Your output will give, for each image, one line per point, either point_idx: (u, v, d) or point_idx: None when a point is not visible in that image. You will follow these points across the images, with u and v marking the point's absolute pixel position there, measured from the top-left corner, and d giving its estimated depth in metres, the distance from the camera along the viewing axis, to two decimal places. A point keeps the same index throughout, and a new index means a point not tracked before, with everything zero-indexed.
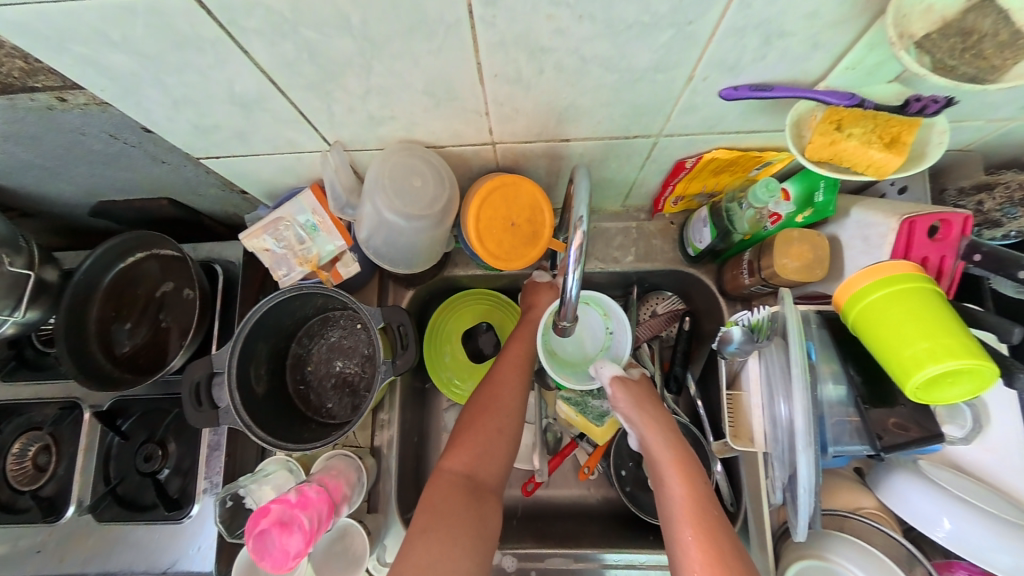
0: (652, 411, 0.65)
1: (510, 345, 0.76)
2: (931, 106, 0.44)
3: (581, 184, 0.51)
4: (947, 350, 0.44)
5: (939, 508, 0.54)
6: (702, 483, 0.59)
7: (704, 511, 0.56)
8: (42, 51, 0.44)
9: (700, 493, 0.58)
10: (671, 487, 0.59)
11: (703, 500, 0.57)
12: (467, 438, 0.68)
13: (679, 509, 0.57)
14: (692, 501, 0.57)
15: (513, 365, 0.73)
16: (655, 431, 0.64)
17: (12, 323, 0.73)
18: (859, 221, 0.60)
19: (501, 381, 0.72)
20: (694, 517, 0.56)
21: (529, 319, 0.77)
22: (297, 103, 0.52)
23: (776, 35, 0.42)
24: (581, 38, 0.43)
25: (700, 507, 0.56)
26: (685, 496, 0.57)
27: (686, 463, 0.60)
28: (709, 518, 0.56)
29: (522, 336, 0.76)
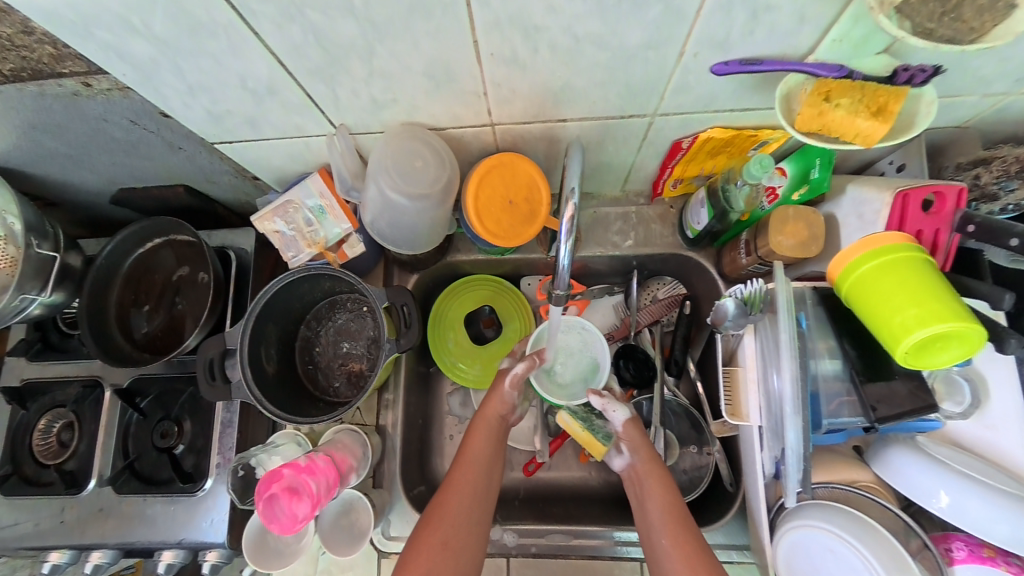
0: (641, 440, 0.67)
1: (467, 441, 0.68)
2: (918, 75, 0.45)
3: (575, 158, 0.53)
4: (934, 314, 0.45)
5: (936, 482, 0.54)
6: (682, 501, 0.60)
7: (686, 530, 0.57)
8: (72, 37, 0.47)
9: (680, 512, 0.59)
10: (652, 502, 0.61)
11: (682, 517, 0.59)
12: (416, 555, 0.57)
13: (658, 525, 0.59)
14: (672, 514, 0.59)
15: (469, 466, 0.65)
16: (642, 452, 0.66)
17: (38, 304, 0.77)
18: (854, 198, 0.60)
19: (453, 484, 0.63)
20: (677, 534, 0.57)
21: (486, 412, 0.70)
22: (305, 88, 0.54)
23: (764, 8, 0.43)
24: (572, 15, 0.44)
25: (682, 526, 0.58)
26: (664, 507, 0.59)
27: (667, 483, 0.62)
28: (689, 536, 0.57)
29: (479, 433, 0.68)
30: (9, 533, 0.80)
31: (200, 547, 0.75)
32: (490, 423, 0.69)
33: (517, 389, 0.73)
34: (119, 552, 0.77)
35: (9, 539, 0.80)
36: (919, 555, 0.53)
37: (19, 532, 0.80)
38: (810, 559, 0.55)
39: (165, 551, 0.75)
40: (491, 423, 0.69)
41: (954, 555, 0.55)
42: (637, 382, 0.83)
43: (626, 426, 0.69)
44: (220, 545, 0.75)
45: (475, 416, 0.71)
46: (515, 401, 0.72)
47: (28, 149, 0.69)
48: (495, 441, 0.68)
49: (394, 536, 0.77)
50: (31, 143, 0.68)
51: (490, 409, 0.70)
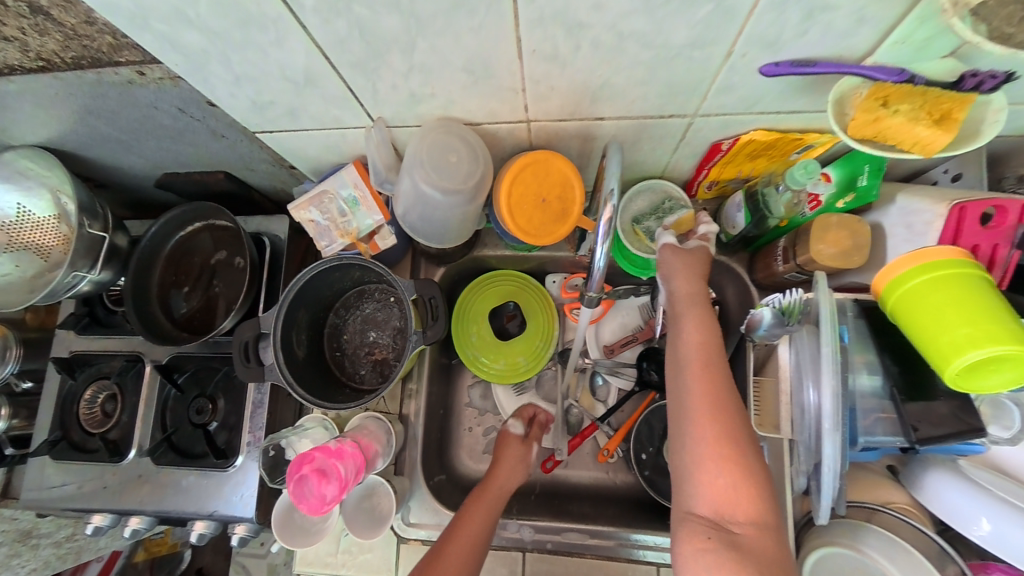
0: (687, 310, 0.58)
1: (470, 507, 0.69)
2: (988, 81, 0.43)
3: (614, 158, 0.52)
4: (989, 336, 0.42)
5: (977, 507, 0.52)
6: (731, 381, 0.52)
7: (730, 418, 0.50)
8: (130, 29, 0.49)
9: (727, 397, 0.51)
10: (686, 341, 0.56)
11: (725, 399, 0.51)
12: None
13: (695, 401, 0.51)
14: (704, 356, 0.54)
15: (468, 532, 0.66)
16: (684, 290, 0.60)
17: (88, 281, 0.82)
18: (903, 208, 0.58)
19: (449, 549, 0.64)
20: (721, 417, 0.49)
21: (495, 480, 0.73)
22: (346, 81, 0.55)
23: (822, 8, 0.41)
24: (619, 12, 0.44)
25: (725, 412, 0.50)
26: (697, 347, 0.55)
27: (713, 360, 0.54)
28: (735, 424, 0.49)
29: (484, 501, 0.70)
30: (57, 493, 0.85)
31: (229, 521, 0.79)
32: (497, 493, 0.71)
33: (525, 465, 0.76)
34: (155, 519, 0.82)
35: (57, 499, 0.85)
36: None
37: (66, 493, 0.85)
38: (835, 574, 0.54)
39: (197, 520, 0.79)
40: (496, 491, 0.71)
41: None
42: (660, 385, 0.84)
43: (665, 249, 0.64)
44: (248, 520, 0.78)
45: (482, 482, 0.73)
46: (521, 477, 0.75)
47: (83, 133, 0.73)
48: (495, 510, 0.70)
49: (414, 523, 0.78)
50: (86, 128, 0.71)
51: (500, 477, 0.73)
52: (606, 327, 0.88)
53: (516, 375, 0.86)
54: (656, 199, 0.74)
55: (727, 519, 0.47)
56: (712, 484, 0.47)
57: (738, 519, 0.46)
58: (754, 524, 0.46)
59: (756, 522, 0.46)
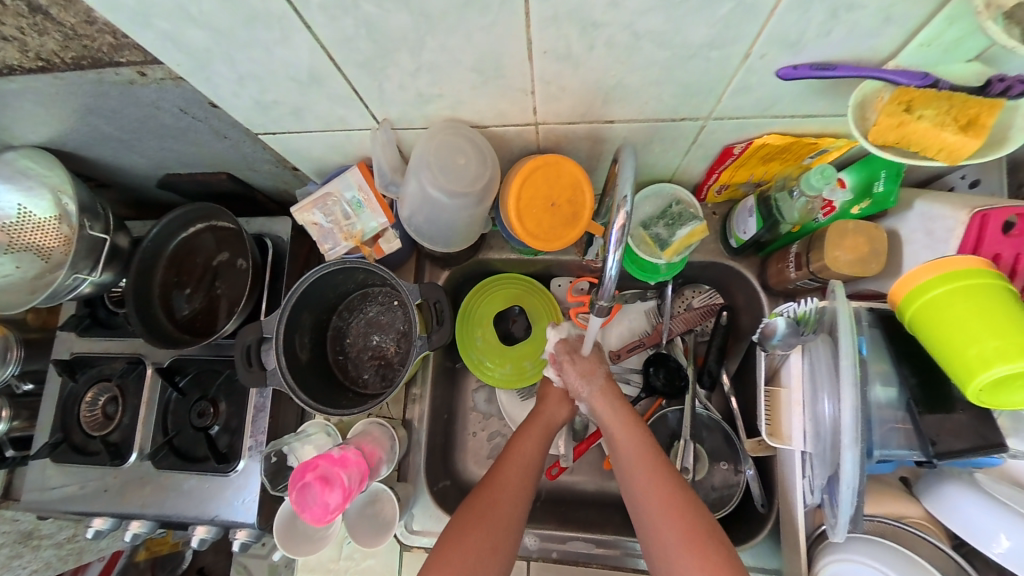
0: (616, 412, 0.67)
1: (516, 440, 0.68)
2: (1016, 85, 0.40)
3: (628, 163, 0.50)
4: (1018, 349, 0.41)
5: (997, 522, 0.50)
6: (676, 475, 0.60)
7: (685, 513, 0.57)
8: (133, 27, 0.48)
9: (676, 492, 0.58)
10: (622, 443, 0.64)
11: (673, 488, 0.59)
12: (452, 555, 0.57)
13: (649, 502, 0.58)
14: (641, 451, 0.63)
15: (517, 464, 0.65)
16: (602, 393, 0.69)
17: (89, 282, 0.81)
18: (922, 214, 0.56)
19: (500, 479, 0.63)
20: (675, 516, 0.56)
21: (539, 416, 0.72)
22: (352, 81, 0.54)
23: (845, 8, 0.40)
24: (635, 11, 0.42)
25: (677, 509, 0.57)
26: (636, 447, 0.63)
27: (653, 460, 0.61)
28: (690, 519, 0.56)
29: (531, 433, 0.69)
30: (58, 495, 0.85)
31: (230, 526, 0.78)
32: (543, 426, 0.71)
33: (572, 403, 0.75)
34: (156, 523, 0.81)
35: (57, 501, 0.84)
36: None
37: (67, 495, 0.84)
38: None
39: (199, 525, 0.78)
40: (542, 425, 0.71)
41: None
42: (667, 391, 0.80)
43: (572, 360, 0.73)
44: (250, 526, 0.77)
45: (527, 417, 0.72)
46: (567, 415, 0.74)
47: (85, 133, 0.72)
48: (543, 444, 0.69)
49: (417, 530, 0.78)
50: (87, 127, 0.70)
51: (546, 411, 0.73)
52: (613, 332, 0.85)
53: (522, 379, 0.85)
54: (664, 199, 0.73)
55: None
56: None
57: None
58: None
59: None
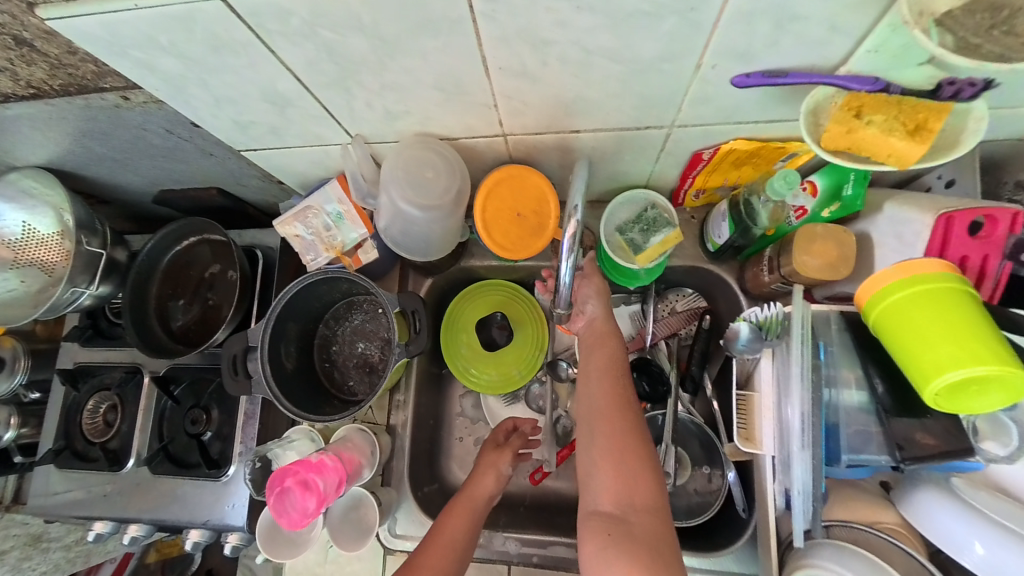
0: (601, 329, 0.69)
1: (445, 520, 0.70)
2: (966, 90, 0.41)
3: (580, 176, 0.56)
4: (971, 356, 0.41)
5: (968, 530, 0.49)
6: (627, 392, 0.63)
7: (624, 424, 0.60)
8: (111, 57, 0.51)
9: (624, 402, 0.62)
10: (594, 357, 0.67)
11: (622, 399, 0.62)
12: None
13: (599, 407, 0.62)
14: (610, 366, 0.65)
15: (442, 547, 0.67)
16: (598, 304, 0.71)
17: (88, 296, 0.84)
18: (891, 218, 0.56)
19: (424, 561, 0.65)
20: (614, 425, 0.60)
21: (470, 492, 0.73)
22: (322, 100, 0.56)
23: (787, 18, 0.40)
24: (582, 28, 0.43)
25: (620, 418, 0.60)
26: (602, 362, 0.66)
27: (616, 377, 0.64)
28: (627, 429, 0.59)
29: (457, 515, 0.70)
30: (63, 498, 0.88)
31: (222, 530, 0.80)
32: (470, 505, 0.72)
33: (502, 479, 0.76)
34: (153, 527, 0.84)
35: (62, 504, 0.88)
36: None
37: (71, 498, 0.88)
38: None
39: (192, 529, 0.81)
40: (473, 502, 0.72)
41: None
42: (650, 396, 0.80)
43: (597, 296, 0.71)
44: (240, 529, 0.79)
45: (457, 494, 0.74)
46: (496, 490, 0.75)
47: (81, 154, 0.75)
48: (471, 523, 0.70)
49: (400, 534, 0.79)
50: (83, 148, 0.73)
51: (476, 489, 0.73)
52: None
53: (509, 386, 0.86)
54: (641, 205, 0.73)
55: (626, 511, 0.55)
56: (612, 481, 0.56)
57: (635, 508, 0.55)
58: (647, 512, 0.54)
59: (648, 508, 0.55)
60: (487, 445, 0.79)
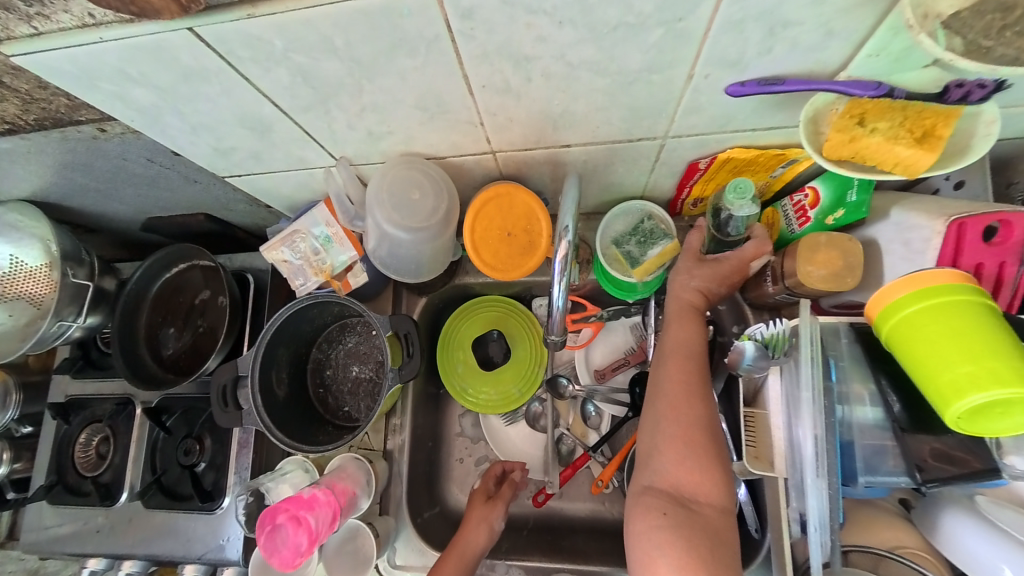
0: (680, 307, 0.63)
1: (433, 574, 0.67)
2: (976, 91, 0.39)
3: (570, 195, 0.53)
4: (992, 376, 0.38)
5: (992, 548, 0.46)
6: (704, 377, 0.57)
7: (698, 407, 0.54)
8: (81, 90, 0.49)
9: (699, 385, 0.56)
10: (670, 334, 0.61)
11: (698, 382, 0.56)
12: None
13: (670, 386, 0.56)
14: (688, 345, 0.59)
15: None
16: (682, 275, 0.64)
17: (76, 327, 0.83)
18: (897, 223, 0.53)
19: None
20: (688, 406, 0.54)
21: (460, 546, 0.70)
22: (301, 124, 0.54)
23: (780, 25, 0.38)
24: (565, 43, 0.41)
25: (694, 400, 0.55)
26: (679, 339, 0.60)
27: (693, 359, 0.58)
28: (701, 413, 0.54)
29: (446, 569, 0.67)
30: (56, 535, 0.86)
31: (218, 564, 0.78)
32: (459, 559, 0.69)
33: (493, 533, 0.73)
34: (148, 562, 0.81)
35: (56, 541, 0.86)
36: None
37: (65, 534, 0.86)
38: None
39: (187, 564, 0.78)
40: (463, 558, 0.69)
41: None
42: None
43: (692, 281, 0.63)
44: (235, 563, 0.78)
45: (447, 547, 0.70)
46: (486, 546, 0.72)
47: (64, 185, 0.74)
48: None
49: (400, 564, 0.76)
50: (65, 180, 0.72)
51: (466, 542, 0.70)
52: (596, 350, 0.84)
53: (509, 405, 0.83)
54: (638, 215, 0.71)
55: (687, 497, 0.50)
56: (676, 463, 0.51)
57: (698, 497, 0.50)
58: (711, 505, 0.50)
59: (712, 501, 0.50)
60: (479, 493, 0.76)
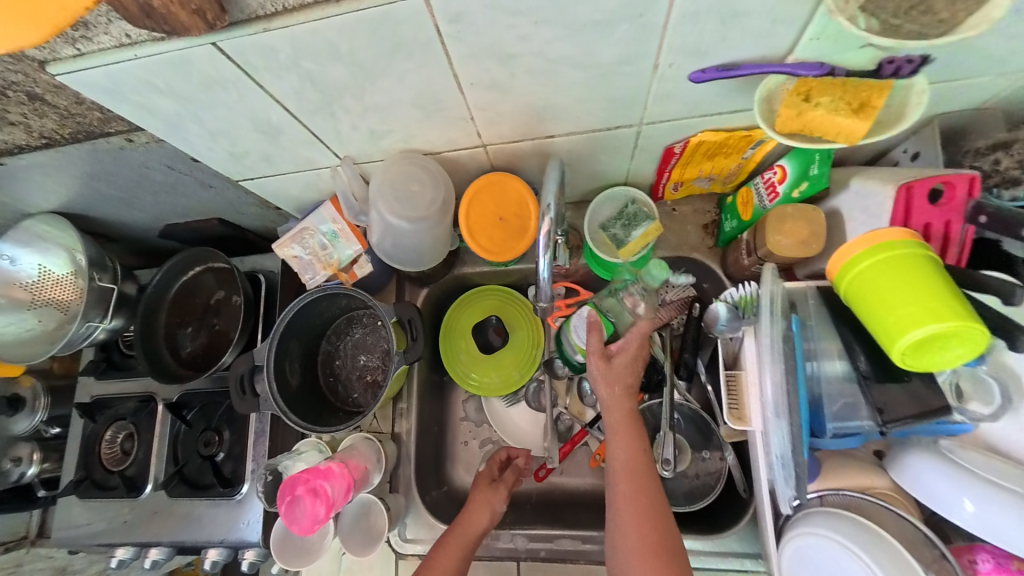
0: (622, 409, 0.62)
1: (436, 553, 0.68)
2: (905, 66, 0.44)
3: (552, 176, 0.57)
4: (930, 313, 0.43)
5: (957, 488, 0.49)
6: (654, 476, 0.59)
7: (654, 512, 0.56)
8: (114, 103, 0.55)
9: (649, 488, 0.58)
10: (615, 442, 0.61)
11: (649, 483, 0.58)
12: None
13: (624, 501, 0.57)
14: (633, 451, 0.60)
15: None
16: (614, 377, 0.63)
17: (101, 329, 0.88)
18: (857, 192, 0.58)
19: None
20: (644, 514, 0.56)
21: (463, 527, 0.71)
22: (310, 126, 0.60)
23: (732, 16, 0.43)
24: (544, 41, 0.47)
25: (649, 508, 0.56)
26: (624, 446, 0.60)
27: (642, 462, 0.59)
28: (656, 516, 0.56)
29: (449, 548, 0.68)
30: (85, 528, 0.90)
31: (240, 547, 0.82)
32: (463, 539, 0.70)
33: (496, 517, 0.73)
34: (171, 549, 0.85)
35: (84, 534, 0.90)
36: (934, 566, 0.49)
37: (94, 526, 0.90)
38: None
39: (210, 549, 0.82)
40: (465, 539, 0.70)
41: (977, 567, 0.49)
42: (647, 386, 0.82)
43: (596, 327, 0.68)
44: (255, 545, 0.81)
45: (450, 528, 0.71)
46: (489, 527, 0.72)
47: (90, 195, 0.80)
48: (461, 561, 0.68)
49: (410, 538, 0.80)
50: (91, 189, 0.78)
51: (469, 523, 0.71)
52: None
53: (510, 387, 0.87)
54: (622, 201, 0.75)
55: None
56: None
57: None
58: None
59: None
60: (483, 478, 0.77)
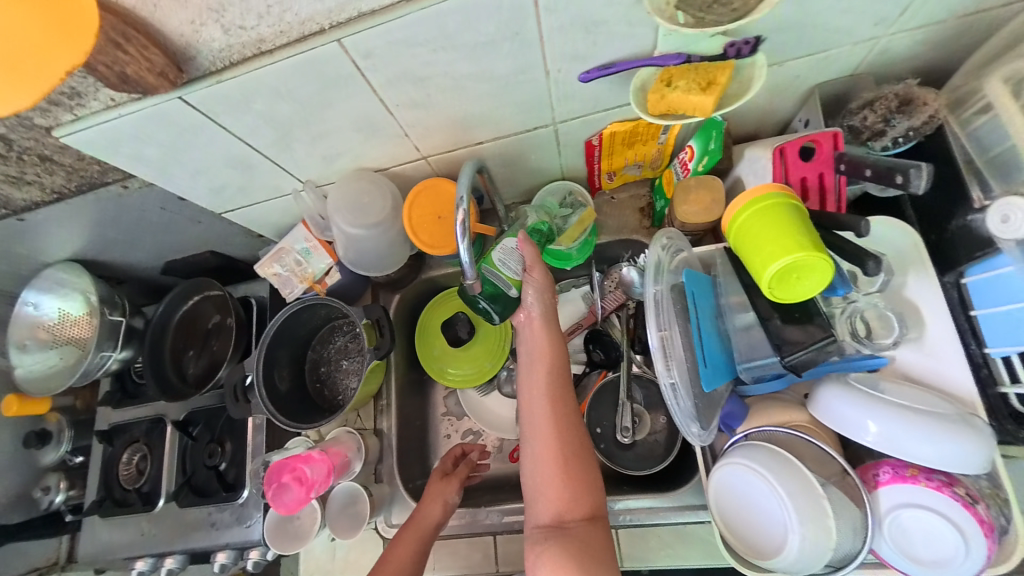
0: (545, 342, 0.67)
1: (394, 546, 0.74)
2: (743, 47, 0.54)
3: (466, 176, 0.66)
4: (781, 249, 0.50)
5: (863, 412, 0.53)
6: (568, 404, 0.64)
7: (566, 438, 0.61)
8: (108, 155, 0.66)
9: (565, 416, 0.63)
10: (536, 372, 0.66)
11: (565, 412, 0.63)
12: None
13: (541, 425, 0.62)
14: (552, 379, 0.65)
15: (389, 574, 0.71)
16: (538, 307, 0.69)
17: (114, 359, 0.98)
18: (748, 160, 0.67)
19: None
20: (556, 439, 0.61)
21: (419, 521, 0.76)
22: (272, 157, 0.70)
23: (594, 25, 0.52)
24: (446, 63, 0.56)
25: (562, 433, 0.61)
26: (544, 374, 0.65)
27: (559, 391, 0.64)
28: (567, 441, 0.61)
29: (405, 540, 0.74)
30: (108, 545, 0.98)
31: (244, 547, 0.89)
32: (418, 533, 0.75)
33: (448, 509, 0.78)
34: (184, 557, 0.92)
35: (107, 550, 0.98)
36: (840, 481, 0.54)
37: (115, 543, 0.98)
38: (737, 500, 0.56)
39: (218, 552, 0.89)
40: (421, 532, 0.75)
41: (879, 479, 0.54)
42: (606, 363, 0.87)
43: (524, 243, 0.68)
44: (259, 543, 0.88)
45: (407, 523, 0.77)
46: (442, 519, 0.77)
47: (98, 240, 0.91)
48: (417, 552, 0.74)
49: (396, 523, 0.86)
50: (99, 235, 0.89)
51: (424, 518, 0.77)
52: None
53: (483, 377, 0.94)
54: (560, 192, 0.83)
55: (564, 520, 0.58)
56: (551, 495, 0.59)
57: (571, 517, 0.58)
58: (583, 519, 0.58)
59: (586, 518, 0.58)
60: (437, 475, 0.82)
